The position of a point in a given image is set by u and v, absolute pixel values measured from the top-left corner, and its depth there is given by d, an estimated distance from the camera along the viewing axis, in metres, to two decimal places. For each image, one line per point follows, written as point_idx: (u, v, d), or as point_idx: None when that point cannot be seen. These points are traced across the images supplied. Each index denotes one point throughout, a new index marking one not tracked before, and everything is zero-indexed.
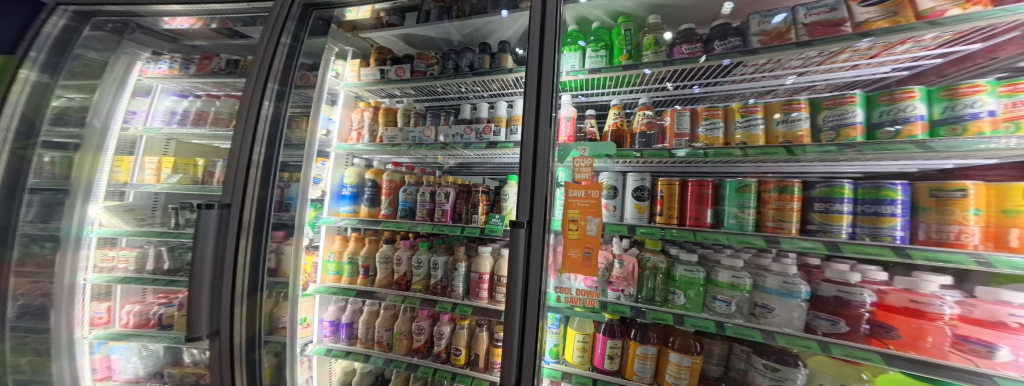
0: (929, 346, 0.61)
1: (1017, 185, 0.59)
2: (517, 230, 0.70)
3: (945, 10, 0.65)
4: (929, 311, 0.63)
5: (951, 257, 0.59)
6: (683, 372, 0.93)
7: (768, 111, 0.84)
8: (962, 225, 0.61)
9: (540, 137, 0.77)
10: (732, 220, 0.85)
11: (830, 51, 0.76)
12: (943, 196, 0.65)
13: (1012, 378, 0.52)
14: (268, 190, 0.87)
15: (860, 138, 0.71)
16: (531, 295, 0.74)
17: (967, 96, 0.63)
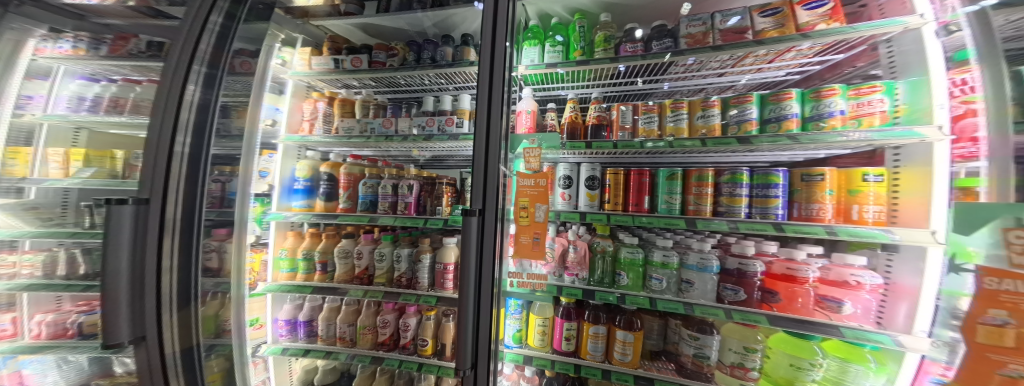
0: (800, 306, 0.76)
1: (858, 170, 0.73)
2: (470, 219, 0.70)
3: (815, 24, 0.78)
4: (800, 276, 0.78)
5: (810, 229, 0.72)
6: (628, 348, 1.01)
7: (692, 108, 0.95)
8: (820, 204, 0.75)
9: (492, 128, 0.76)
10: (664, 205, 0.97)
11: (737, 55, 0.88)
12: (810, 180, 0.76)
13: (852, 327, 0.68)
14: (197, 186, 0.80)
15: (754, 132, 0.83)
16: (485, 283, 0.74)
17: (827, 98, 0.76)
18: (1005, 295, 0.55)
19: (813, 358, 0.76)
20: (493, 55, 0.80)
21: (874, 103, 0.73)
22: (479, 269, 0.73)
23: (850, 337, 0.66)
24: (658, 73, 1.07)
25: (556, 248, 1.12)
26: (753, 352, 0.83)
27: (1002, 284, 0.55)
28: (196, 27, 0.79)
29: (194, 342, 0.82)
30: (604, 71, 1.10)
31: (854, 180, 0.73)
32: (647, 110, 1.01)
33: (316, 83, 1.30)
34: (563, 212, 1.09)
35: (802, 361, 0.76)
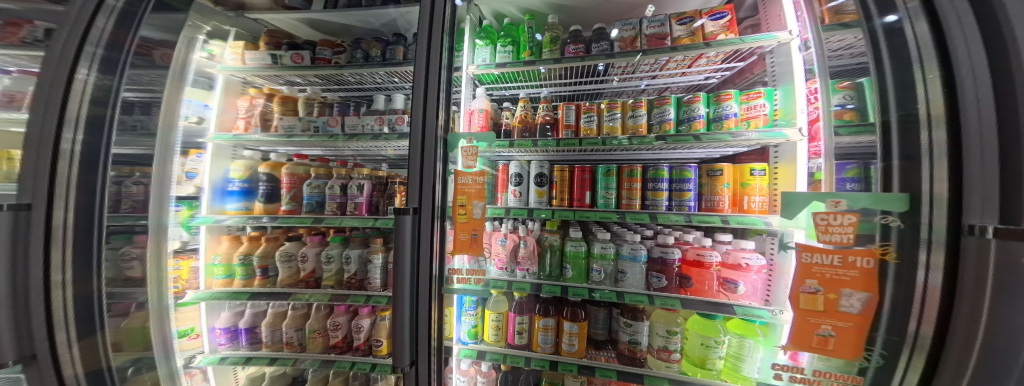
0: (707, 289, 0.87)
1: (746, 165, 0.82)
2: (402, 217, 0.68)
3: (717, 34, 0.89)
4: (706, 261, 0.87)
5: (708, 218, 0.83)
6: (574, 338, 1.06)
7: (625, 108, 1.03)
8: (719, 195, 0.86)
9: (427, 126, 0.75)
10: (602, 200, 1.05)
11: (660, 59, 0.99)
12: (711, 174, 0.87)
13: (744, 305, 0.78)
14: (93, 193, 0.79)
15: (671, 131, 0.93)
16: (421, 281, 0.72)
17: (724, 102, 0.86)
18: (815, 266, 0.62)
19: (718, 335, 0.85)
20: (429, 51, 0.78)
21: (757, 107, 0.82)
22: (414, 267, 0.71)
23: (739, 313, 0.76)
24: (597, 76, 1.16)
25: (508, 244, 1.13)
26: (674, 334, 0.92)
27: (814, 258, 0.62)
28: (81, 26, 0.76)
29: (102, 365, 0.80)
30: (550, 72, 1.15)
31: (743, 174, 0.82)
32: (587, 109, 1.08)
33: (255, 79, 1.23)
34: (512, 210, 1.11)
35: (710, 340, 0.85)
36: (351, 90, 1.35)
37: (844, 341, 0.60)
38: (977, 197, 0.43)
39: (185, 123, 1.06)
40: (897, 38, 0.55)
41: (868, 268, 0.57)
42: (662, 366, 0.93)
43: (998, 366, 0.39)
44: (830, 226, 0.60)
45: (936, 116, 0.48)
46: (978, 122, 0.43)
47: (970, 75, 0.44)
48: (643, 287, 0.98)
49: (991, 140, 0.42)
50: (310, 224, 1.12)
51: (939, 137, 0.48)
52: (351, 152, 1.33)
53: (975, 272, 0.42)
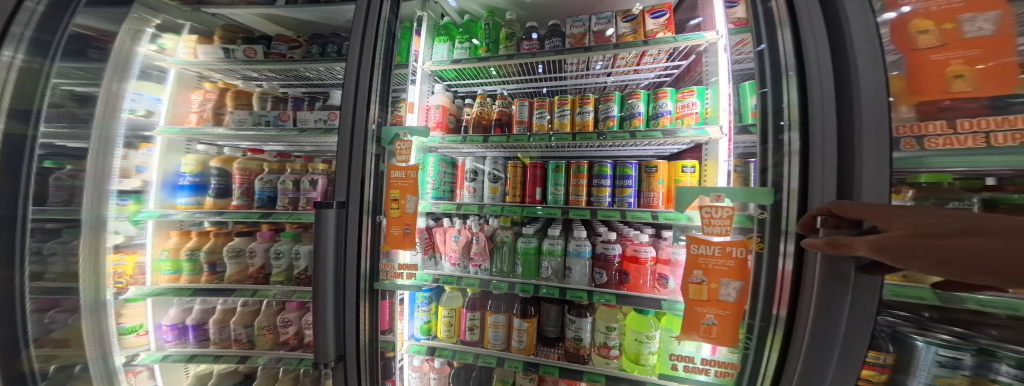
0: (643, 283, 0.91)
1: (679, 163, 0.85)
2: (324, 211, 0.69)
3: (656, 33, 0.90)
4: (642, 256, 0.92)
5: (640, 214, 0.86)
6: (524, 335, 1.06)
7: (574, 104, 1.03)
8: (654, 192, 0.88)
9: (359, 121, 0.75)
10: (551, 196, 1.04)
11: (608, 55, 0.98)
12: (647, 170, 0.90)
13: (670, 298, 0.82)
14: (18, 184, 0.83)
15: (614, 128, 0.94)
16: (347, 278, 0.74)
17: (660, 99, 0.87)
18: (702, 257, 0.58)
19: (649, 331, 0.89)
20: (363, 44, 0.78)
21: (689, 105, 0.83)
22: (339, 263, 0.73)
23: (664, 308, 0.80)
24: (554, 74, 1.15)
25: (461, 240, 1.12)
26: (611, 330, 0.95)
27: (699, 249, 0.59)
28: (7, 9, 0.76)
29: (25, 369, 0.82)
30: (508, 67, 1.13)
31: (675, 172, 0.85)
32: (539, 106, 1.07)
33: (209, 73, 1.22)
34: (463, 204, 1.09)
35: (641, 335, 0.89)
36: (311, 86, 1.34)
37: (724, 329, 0.58)
38: (818, 199, 0.44)
39: (131, 116, 1.06)
40: (772, 37, 0.54)
41: (742, 258, 0.56)
42: (603, 363, 0.95)
43: (829, 341, 0.43)
44: (713, 218, 0.57)
45: (792, 119, 0.49)
46: (825, 127, 0.44)
47: (824, 79, 0.44)
48: (588, 283, 1.00)
49: (835, 144, 0.43)
50: (259, 220, 1.11)
51: (795, 139, 0.48)
52: (312, 149, 1.32)
53: (812, 258, 0.44)
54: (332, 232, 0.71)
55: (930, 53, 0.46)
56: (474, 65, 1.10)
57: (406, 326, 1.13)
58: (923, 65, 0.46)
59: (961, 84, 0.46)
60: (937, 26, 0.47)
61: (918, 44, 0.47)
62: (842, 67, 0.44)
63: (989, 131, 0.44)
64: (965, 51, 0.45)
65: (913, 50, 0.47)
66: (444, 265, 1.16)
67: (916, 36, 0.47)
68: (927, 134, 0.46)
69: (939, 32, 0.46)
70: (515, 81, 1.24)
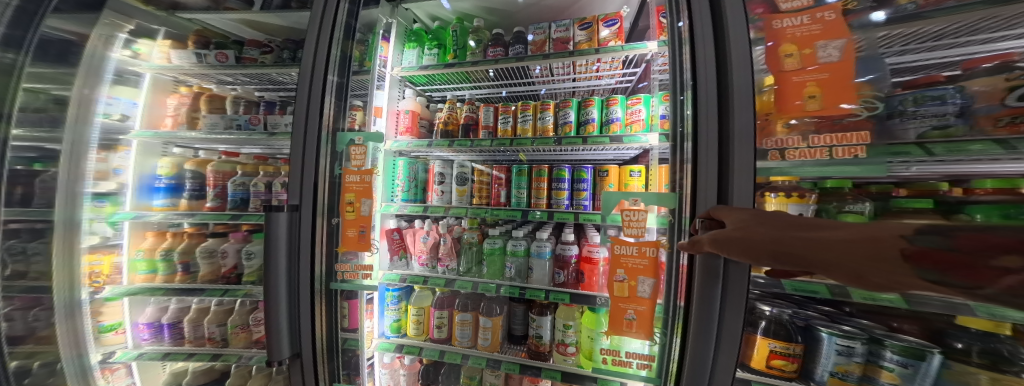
0: (595, 283, 0.96)
1: (626, 168, 0.92)
2: (276, 213, 0.74)
3: (609, 41, 0.96)
4: (594, 257, 0.97)
5: (591, 215, 0.89)
6: (487, 333, 1.06)
7: (536, 110, 1.05)
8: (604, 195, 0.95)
9: (311, 128, 0.82)
10: (515, 199, 1.06)
11: (568, 63, 1.02)
12: (599, 174, 0.98)
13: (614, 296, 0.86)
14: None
15: (571, 133, 0.97)
16: (302, 279, 0.80)
17: (611, 106, 0.93)
18: (625, 257, 0.67)
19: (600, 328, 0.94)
20: (318, 55, 0.85)
21: (637, 112, 0.89)
22: (292, 261, 0.78)
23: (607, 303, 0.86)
24: (521, 80, 1.17)
25: (429, 241, 1.14)
26: (568, 328, 0.98)
27: (621, 249, 0.67)
28: None
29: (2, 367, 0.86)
30: (476, 74, 1.15)
31: (624, 175, 0.92)
32: (503, 111, 1.09)
33: (185, 77, 1.24)
34: (431, 207, 1.10)
35: (593, 332, 0.94)
36: (286, 90, 1.37)
37: (642, 323, 0.67)
38: (701, 202, 0.53)
39: (104, 120, 1.08)
40: (681, 53, 0.58)
41: (655, 257, 0.65)
42: (561, 360, 0.97)
43: (709, 325, 0.53)
44: (632, 221, 0.65)
45: (687, 131, 0.57)
46: (708, 138, 0.52)
47: (713, 99, 0.53)
48: (548, 283, 1.03)
49: (715, 156, 0.52)
50: (231, 221, 1.13)
51: (687, 148, 0.56)
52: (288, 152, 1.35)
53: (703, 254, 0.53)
54: (285, 230, 0.76)
55: (792, 76, 0.52)
56: (440, 72, 1.12)
57: (376, 324, 1.13)
58: (786, 87, 0.53)
59: (813, 104, 0.51)
60: (798, 50, 0.52)
61: (782, 67, 0.53)
62: (728, 92, 0.52)
63: (832, 146, 0.50)
64: (816, 75, 0.51)
65: (777, 74, 0.53)
66: (414, 266, 1.16)
67: (781, 59, 0.53)
68: (786, 149, 0.52)
69: (800, 56, 0.52)
70: (486, 87, 1.26)
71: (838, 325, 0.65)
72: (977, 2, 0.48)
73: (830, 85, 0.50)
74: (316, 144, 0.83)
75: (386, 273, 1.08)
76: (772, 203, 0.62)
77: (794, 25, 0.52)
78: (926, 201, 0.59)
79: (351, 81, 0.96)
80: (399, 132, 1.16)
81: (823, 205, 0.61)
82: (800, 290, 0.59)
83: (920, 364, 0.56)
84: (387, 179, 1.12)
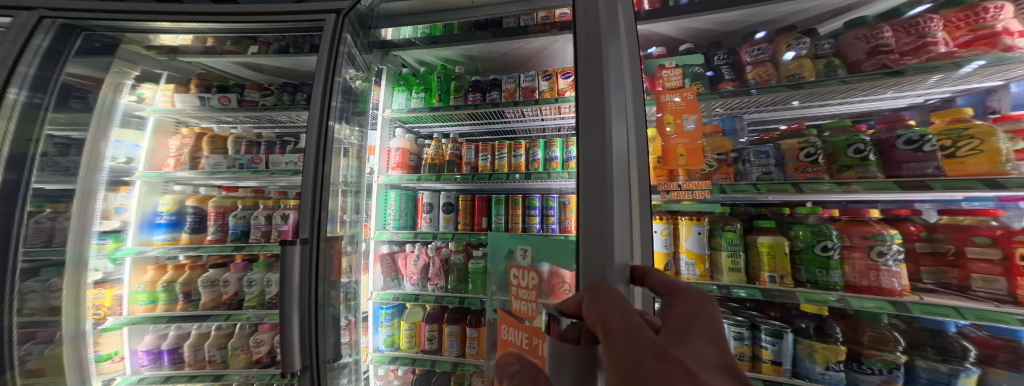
0: None
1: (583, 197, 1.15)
2: (290, 247, 0.87)
3: (564, 91, 1.26)
4: None
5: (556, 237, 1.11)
6: (473, 341, 1.18)
7: (511, 148, 1.23)
8: (568, 219, 1.16)
9: (319, 170, 0.96)
10: (496, 224, 1.22)
11: (534, 108, 1.23)
12: (563, 202, 1.18)
13: None
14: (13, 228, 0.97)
15: (539, 169, 1.17)
16: (303, 304, 0.90)
17: (569, 147, 1.16)
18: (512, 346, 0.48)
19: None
20: (322, 102, 0.99)
21: None
22: (303, 282, 0.90)
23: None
24: (499, 119, 1.37)
25: (420, 263, 1.28)
26: None
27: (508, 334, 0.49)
28: (4, 74, 0.93)
29: None
30: (459, 115, 1.33)
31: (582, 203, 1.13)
32: (483, 149, 1.27)
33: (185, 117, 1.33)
34: (420, 233, 1.24)
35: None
36: (283, 127, 1.49)
37: None
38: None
39: (111, 164, 1.18)
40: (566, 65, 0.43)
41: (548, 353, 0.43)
42: None
43: None
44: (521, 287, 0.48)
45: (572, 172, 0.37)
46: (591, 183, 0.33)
47: (581, 140, 0.35)
48: None
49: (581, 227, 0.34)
50: (232, 252, 1.22)
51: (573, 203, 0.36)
52: (286, 184, 1.45)
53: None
54: (303, 260, 0.89)
55: (672, 139, 0.75)
56: (427, 113, 1.28)
57: (371, 339, 1.23)
58: (668, 146, 0.76)
59: (682, 161, 0.75)
60: (674, 120, 0.76)
61: (666, 131, 0.76)
62: (594, 130, 0.34)
63: (693, 190, 0.72)
64: (684, 140, 0.75)
65: (662, 137, 0.77)
66: (406, 285, 1.28)
67: (665, 125, 0.77)
68: (669, 189, 0.74)
69: (674, 124, 0.76)
70: (468, 124, 1.43)
71: (734, 317, 0.84)
72: (783, 86, 0.75)
73: (691, 148, 0.74)
74: (322, 183, 0.97)
75: (380, 292, 1.23)
76: (682, 224, 0.81)
77: (672, 100, 0.77)
78: (770, 221, 0.76)
79: (352, 121, 1.12)
80: (390, 166, 1.32)
81: (714, 225, 0.81)
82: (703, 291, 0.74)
83: (780, 342, 0.76)
84: (381, 209, 1.26)
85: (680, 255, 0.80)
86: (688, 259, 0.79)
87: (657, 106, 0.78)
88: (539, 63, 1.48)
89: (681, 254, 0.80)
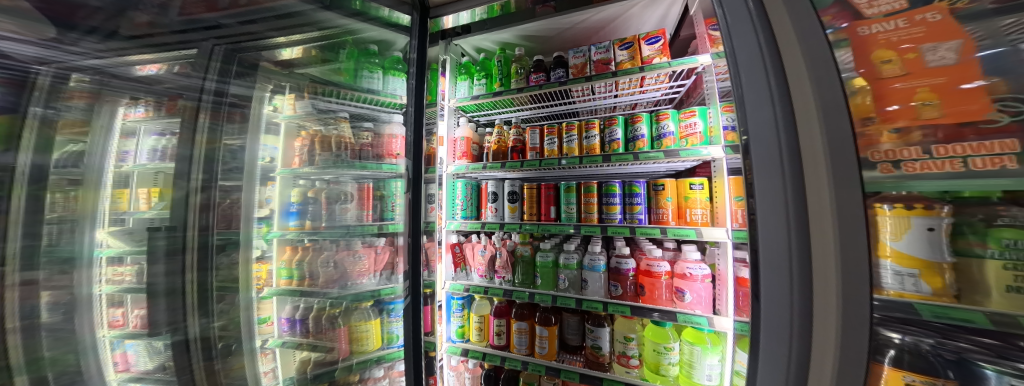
0: (658, 297, 0.94)
1: (680, 182, 0.93)
2: (399, 238, 1.08)
3: (653, 58, 1.06)
4: (656, 271, 0.94)
5: (650, 229, 0.92)
6: (544, 341, 1.08)
7: (581, 129, 1.09)
8: (662, 209, 0.94)
9: (417, 150, 1.11)
10: (565, 215, 1.09)
11: (609, 82, 1.07)
12: (655, 189, 0.97)
13: (689, 313, 0.82)
14: (187, 245, 0.68)
15: (619, 150, 0.99)
16: (411, 281, 1.07)
17: (662, 121, 0.94)
18: None
19: (667, 342, 0.90)
20: (415, 92, 1.13)
21: (693, 124, 0.89)
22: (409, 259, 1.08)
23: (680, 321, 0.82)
24: (562, 99, 1.24)
25: (486, 254, 1.25)
26: (629, 340, 0.97)
27: None
28: None
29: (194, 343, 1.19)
30: (520, 99, 1.24)
31: (683, 189, 0.92)
32: (548, 133, 1.14)
33: (306, 124, 1.05)
34: (486, 223, 1.19)
35: (659, 346, 0.90)
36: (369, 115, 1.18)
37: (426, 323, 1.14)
38: (765, 226, 0.51)
39: None
40: None
41: None
42: (623, 372, 0.95)
43: None
44: None
45: None
46: None
47: None
48: (604, 296, 1.02)
49: None
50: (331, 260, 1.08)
51: None
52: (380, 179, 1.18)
53: (788, 270, 0.49)
54: (406, 252, 1.06)
55: (895, 82, 0.57)
56: (488, 99, 1.24)
57: (444, 330, 1.24)
58: (887, 93, 0.58)
59: (930, 111, 0.55)
60: (900, 56, 0.57)
61: (884, 73, 0.58)
62: None
63: (967, 155, 0.49)
64: (929, 80, 0.55)
65: (878, 81, 0.59)
66: (473, 276, 1.28)
67: (881, 66, 0.58)
68: (899, 158, 0.54)
69: (902, 62, 0.57)
70: (530, 107, 1.33)
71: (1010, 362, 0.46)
72: None
73: (947, 90, 0.53)
74: (416, 182, 1.09)
75: (450, 283, 1.22)
76: (886, 216, 0.57)
77: (887, 31, 0.58)
78: None
79: (424, 114, 1.13)
80: (456, 157, 1.33)
81: (962, 219, 0.53)
82: (945, 319, 0.47)
83: None
84: (450, 198, 1.28)
85: (882, 261, 0.56)
86: (905, 268, 0.53)
87: (860, 42, 0.60)
88: (608, 36, 1.31)
89: (886, 259, 0.56)
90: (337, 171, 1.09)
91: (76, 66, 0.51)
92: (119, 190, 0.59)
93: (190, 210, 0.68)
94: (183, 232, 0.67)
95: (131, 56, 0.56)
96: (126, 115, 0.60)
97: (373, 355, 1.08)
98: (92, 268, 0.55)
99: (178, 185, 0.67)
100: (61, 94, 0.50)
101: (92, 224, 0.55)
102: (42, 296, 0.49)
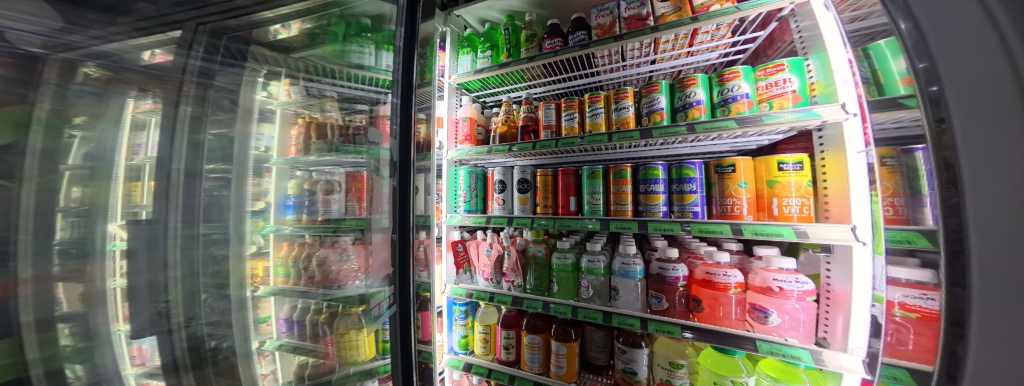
0: (722, 316, 0.75)
1: (770, 159, 0.70)
2: (367, 233, 0.86)
3: (710, 6, 0.82)
4: (721, 282, 0.74)
5: (716, 227, 0.70)
6: (562, 360, 0.89)
7: (609, 101, 0.88)
8: (734, 199, 0.72)
9: (403, 133, 0.90)
10: (587, 207, 0.90)
11: (647, 42, 0.87)
12: (722, 172, 0.75)
13: (772, 340, 0.64)
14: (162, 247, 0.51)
15: (664, 122, 0.77)
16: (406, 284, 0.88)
17: (730, 82, 0.72)
18: None
19: (736, 375, 0.70)
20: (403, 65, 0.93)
21: (784, 82, 0.69)
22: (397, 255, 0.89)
23: (764, 351, 0.63)
24: (585, 68, 1.03)
25: (492, 254, 1.08)
26: (677, 368, 0.77)
27: None
28: None
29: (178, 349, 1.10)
30: (531, 71, 1.06)
31: (770, 169, 0.70)
32: (566, 107, 0.94)
33: (304, 111, 0.84)
34: (493, 217, 1.01)
35: (724, 379, 0.71)
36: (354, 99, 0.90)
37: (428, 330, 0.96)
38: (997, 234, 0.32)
39: None
40: None
41: None
42: None
43: None
44: None
45: None
46: None
47: None
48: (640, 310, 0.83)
49: None
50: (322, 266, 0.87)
51: None
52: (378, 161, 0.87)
53: None
54: (389, 249, 0.87)
55: None
56: (493, 73, 1.06)
57: (445, 338, 1.11)
58: None
59: None
60: None
61: None
62: None
63: None
64: None
65: None
66: (478, 279, 1.13)
67: None
68: None
69: None
70: (545, 82, 1.14)
71: None
72: None
73: None
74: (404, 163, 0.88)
75: (452, 286, 1.07)
76: None
77: None
78: None
79: (415, 95, 0.92)
80: (459, 140, 1.16)
81: None
82: None
83: None
84: (451, 189, 1.12)
85: None
86: None
87: None
88: None
89: None
90: (337, 155, 0.87)
91: (92, 53, 0.41)
92: (133, 183, 0.47)
93: (176, 191, 0.53)
94: (163, 223, 0.52)
95: (140, 40, 0.46)
96: (137, 107, 0.48)
97: (362, 368, 0.87)
98: (106, 262, 0.44)
99: (162, 176, 0.51)
100: (76, 85, 0.40)
101: (107, 217, 0.44)
102: (57, 289, 0.40)
